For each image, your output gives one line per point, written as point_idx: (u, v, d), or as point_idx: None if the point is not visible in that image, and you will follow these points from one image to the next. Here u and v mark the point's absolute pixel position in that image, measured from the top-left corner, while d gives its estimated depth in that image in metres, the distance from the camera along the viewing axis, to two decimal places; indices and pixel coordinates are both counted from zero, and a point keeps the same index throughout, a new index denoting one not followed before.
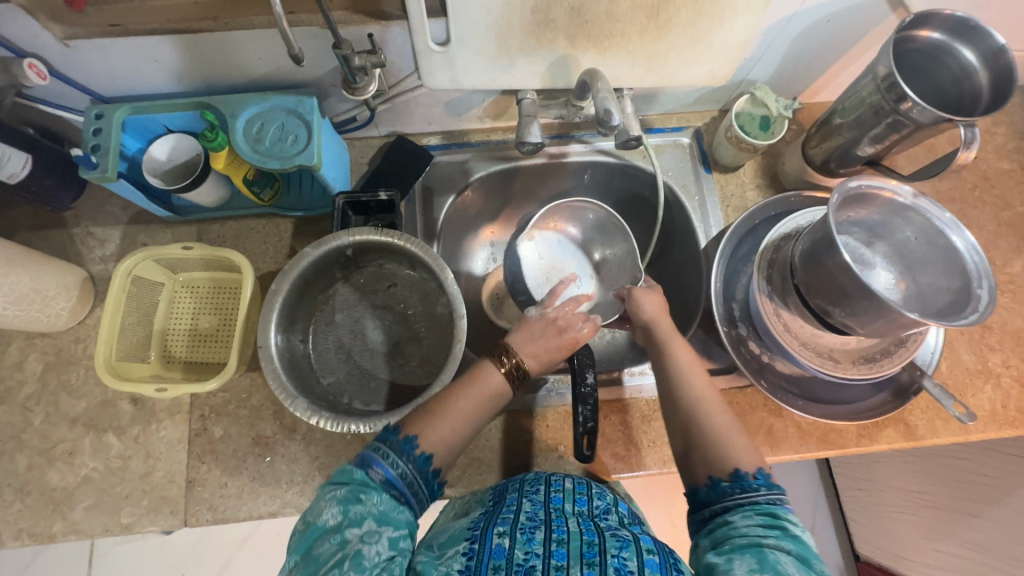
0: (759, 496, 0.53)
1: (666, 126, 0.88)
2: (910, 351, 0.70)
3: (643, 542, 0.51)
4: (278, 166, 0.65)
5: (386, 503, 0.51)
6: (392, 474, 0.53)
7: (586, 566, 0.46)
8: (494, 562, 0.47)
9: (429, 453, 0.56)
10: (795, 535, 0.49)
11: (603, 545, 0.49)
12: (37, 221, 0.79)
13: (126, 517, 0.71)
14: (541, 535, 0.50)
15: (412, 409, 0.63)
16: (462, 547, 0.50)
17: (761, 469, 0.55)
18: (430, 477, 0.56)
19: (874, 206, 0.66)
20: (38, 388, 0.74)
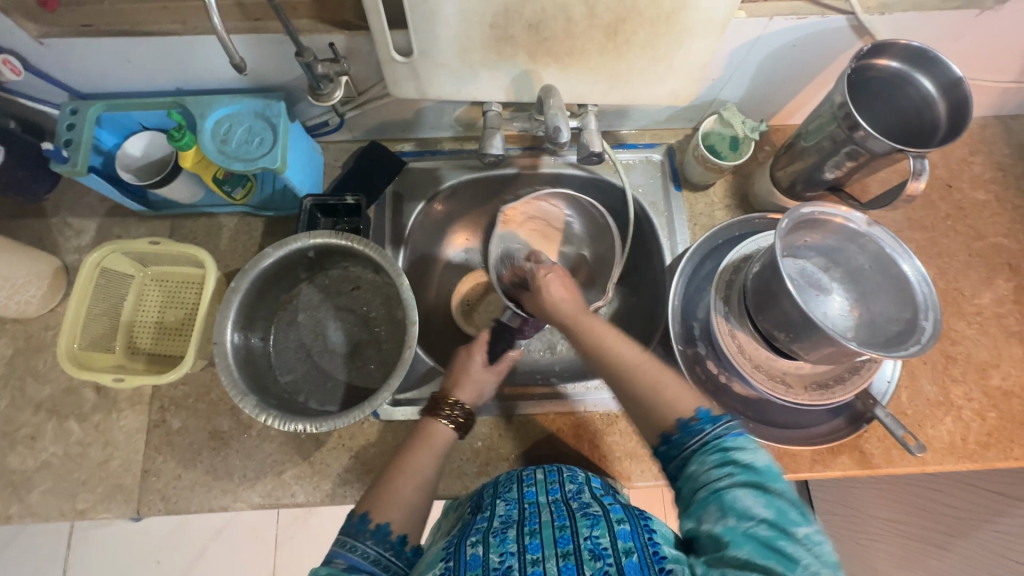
0: (708, 435, 0.51)
1: (638, 142, 0.89)
2: (864, 378, 0.69)
3: (613, 514, 0.52)
4: (241, 168, 0.67)
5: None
6: (355, 557, 0.52)
7: (563, 559, 0.46)
8: (471, 571, 0.46)
9: (386, 522, 0.55)
10: (747, 462, 0.48)
11: (575, 529, 0.50)
12: (16, 210, 0.81)
13: (81, 503, 0.72)
14: (513, 534, 0.50)
15: (359, 413, 0.64)
16: (439, 567, 0.49)
17: (699, 409, 0.54)
18: (397, 544, 0.54)
19: (829, 231, 0.65)
20: (6, 372, 0.77)
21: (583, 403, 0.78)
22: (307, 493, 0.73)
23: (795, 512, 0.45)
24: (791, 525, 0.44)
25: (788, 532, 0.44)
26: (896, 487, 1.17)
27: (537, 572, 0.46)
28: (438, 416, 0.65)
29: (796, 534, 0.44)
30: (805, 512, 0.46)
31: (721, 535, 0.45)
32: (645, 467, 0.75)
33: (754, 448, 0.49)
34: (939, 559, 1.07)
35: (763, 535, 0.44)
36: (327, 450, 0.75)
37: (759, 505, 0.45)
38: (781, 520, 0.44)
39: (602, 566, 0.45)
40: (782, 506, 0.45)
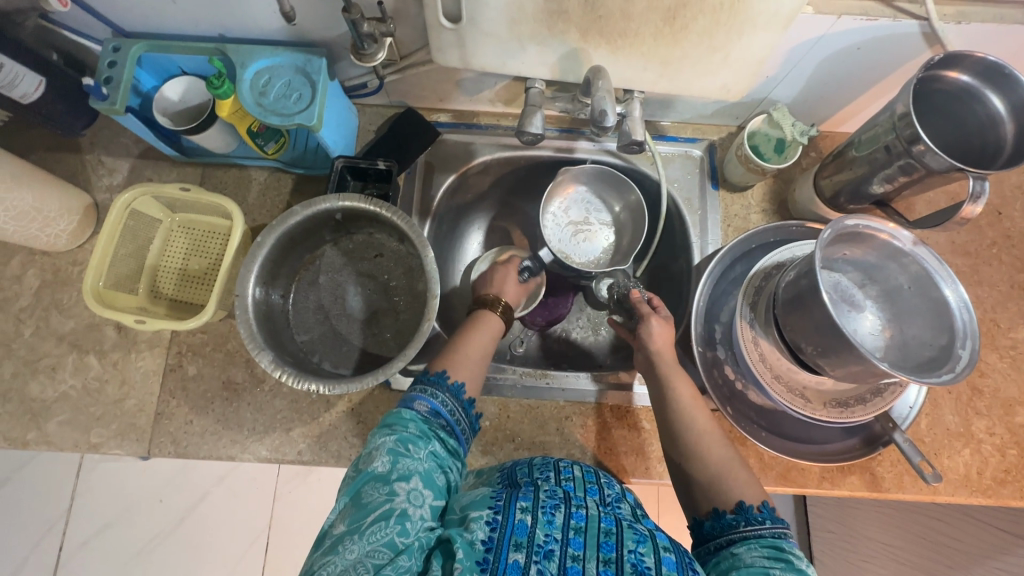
0: (764, 529, 0.53)
1: (680, 135, 0.86)
2: (886, 402, 0.68)
3: (660, 539, 0.51)
4: (278, 123, 0.66)
5: (430, 459, 0.53)
6: (436, 403, 0.58)
7: (603, 563, 0.47)
8: (516, 539, 0.48)
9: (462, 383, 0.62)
10: (800, 568, 0.49)
11: (620, 538, 0.49)
12: (52, 142, 0.82)
13: (95, 437, 0.74)
14: (560, 519, 0.50)
15: (373, 379, 0.64)
16: (485, 513, 0.50)
17: (764, 502, 0.55)
18: (467, 406, 0.62)
19: (870, 247, 0.63)
20: (32, 302, 0.78)
21: (594, 395, 0.77)
22: (314, 452, 0.74)
23: None
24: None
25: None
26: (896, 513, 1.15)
27: (574, 569, 0.46)
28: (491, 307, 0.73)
29: None
30: None
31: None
32: (650, 465, 0.74)
33: (807, 560, 0.51)
34: None
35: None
36: (336, 412, 0.75)
37: None
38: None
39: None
40: None
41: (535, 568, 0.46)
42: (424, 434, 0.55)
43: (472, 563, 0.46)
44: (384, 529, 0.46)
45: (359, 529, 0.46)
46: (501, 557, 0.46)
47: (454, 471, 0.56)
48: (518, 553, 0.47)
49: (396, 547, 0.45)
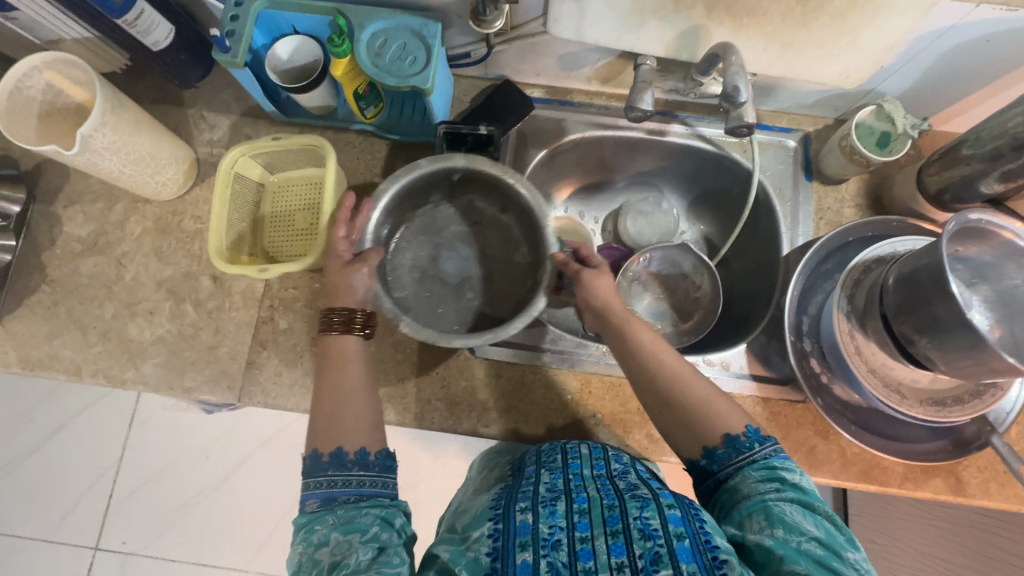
0: (755, 454, 0.56)
1: (774, 124, 0.85)
2: (986, 404, 0.66)
3: (663, 498, 0.52)
4: (393, 84, 0.67)
5: (347, 512, 0.52)
6: (319, 492, 0.54)
7: (611, 537, 0.48)
8: (520, 539, 0.48)
9: (340, 449, 0.56)
10: (793, 483, 0.54)
11: (624, 509, 0.51)
12: (157, 95, 0.84)
13: (189, 380, 0.77)
14: (563, 508, 0.51)
15: (492, 336, 0.65)
16: (487, 527, 0.51)
17: (750, 426, 0.58)
18: (361, 458, 0.56)
19: (989, 244, 0.62)
20: (134, 247, 0.80)
21: None
22: (397, 412, 0.75)
23: (842, 537, 0.50)
24: (841, 549, 0.49)
25: (838, 553, 0.48)
26: (950, 527, 1.13)
27: (585, 550, 0.48)
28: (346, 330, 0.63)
29: (844, 555, 0.48)
30: (849, 539, 0.51)
31: (771, 547, 0.49)
32: None
33: (798, 472, 0.55)
34: None
35: (815, 552, 0.48)
36: (421, 375, 0.76)
37: (809, 524, 0.50)
38: (830, 541, 0.49)
39: (652, 547, 0.47)
40: (830, 530, 0.50)
41: (544, 561, 0.47)
42: (325, 512, 0.53)
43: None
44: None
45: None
46: (509, 560, 0.47)
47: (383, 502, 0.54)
48: (525, 553, 0.47)
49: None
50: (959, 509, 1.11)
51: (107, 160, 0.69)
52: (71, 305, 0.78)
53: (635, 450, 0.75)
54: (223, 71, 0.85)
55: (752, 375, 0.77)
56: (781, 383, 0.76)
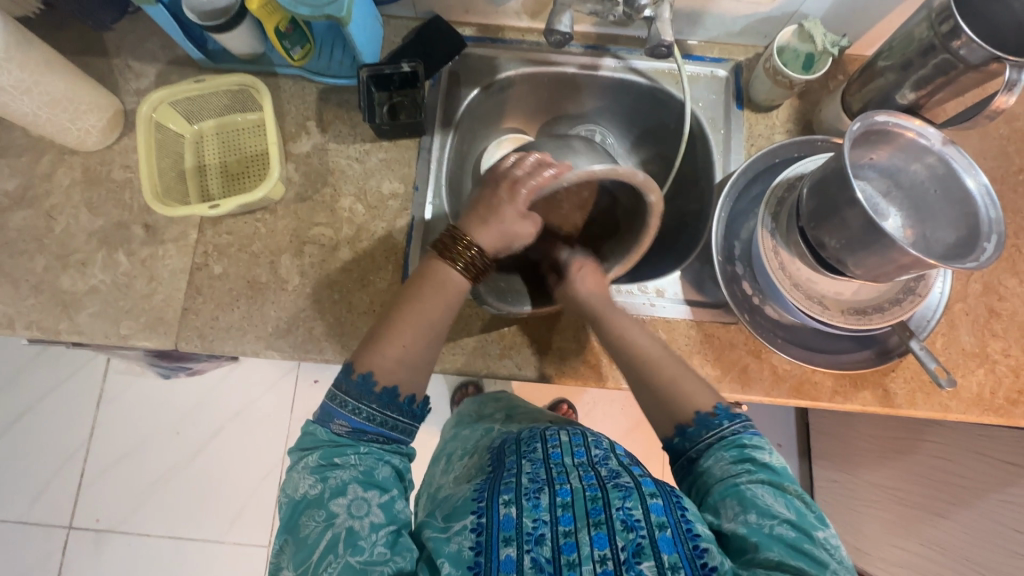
0: (724, 432, 0.56)
1: (706, 55, 0.85)
2: (905, 310, 0.68)
3: (645, 486, 0.51)
4: (308, 14, 0.66)
5: (366, 459, 0.55)
6: (357, 419, 0.56)
7: (594, 528, 0.47)
8: (504, 534, 0.47)
9: (392, 385, 0.57)
10: (765, 463, 0.53)
11: (607, 499, 0.49)
12: (80, 46, 0.82)
13: (125, 329, 0.76)
14: (546, 500, 0.49)
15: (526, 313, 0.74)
16: (469, 521, 0.50)
17: (718, 405, 0.58)
18: (403, 403, 0.58)
19: (896, 148, 0.62)
20: (63, 200, 0.79)
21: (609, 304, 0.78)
22: (335, 350, 0.76)
23: (813, 515, 0.51)
24: (813, 529, 0.49)
25: (809, 534, 0.49)
26: (901, 457, 1.16)
27: (568, 545, 0.46)
28: (451, 257, 0.63)
29: (815, 536, 0.49)
30: (820, 518, 0.51)
31: (745, 534, 0.49)
32: None
33: (768, 450, 0.55)
34: (935, 526, 1.06)
35: (787, 535, 0.48)
36: (358, 313, 0.76)
37: (781, 505, 0.50)
38: (801, 522, 0.49)
39: (634, 538, 0.46)
40: (801, 510, 0.51)
41: (527, 557, 0.46)
42: (350, 444, 0.56)
43: (462, 572, 0.46)
44: (334, 563, 0.48)
45: (309, 567, 0.49)
46: (492, 556, 0.46)
47: (399, 458, 0.58)
48: (509, 548, 0.46)
49: (356, 571, 0.48)
50: (908, 438, 1.14)
51: (18, 100, 0.68)
52: (1, 260, 0.77)
53: (572, 377, 0.76)
54: (147, 19, 0.83)
55: (686, 300, 0.78)
56: (713, 307, 0.77)
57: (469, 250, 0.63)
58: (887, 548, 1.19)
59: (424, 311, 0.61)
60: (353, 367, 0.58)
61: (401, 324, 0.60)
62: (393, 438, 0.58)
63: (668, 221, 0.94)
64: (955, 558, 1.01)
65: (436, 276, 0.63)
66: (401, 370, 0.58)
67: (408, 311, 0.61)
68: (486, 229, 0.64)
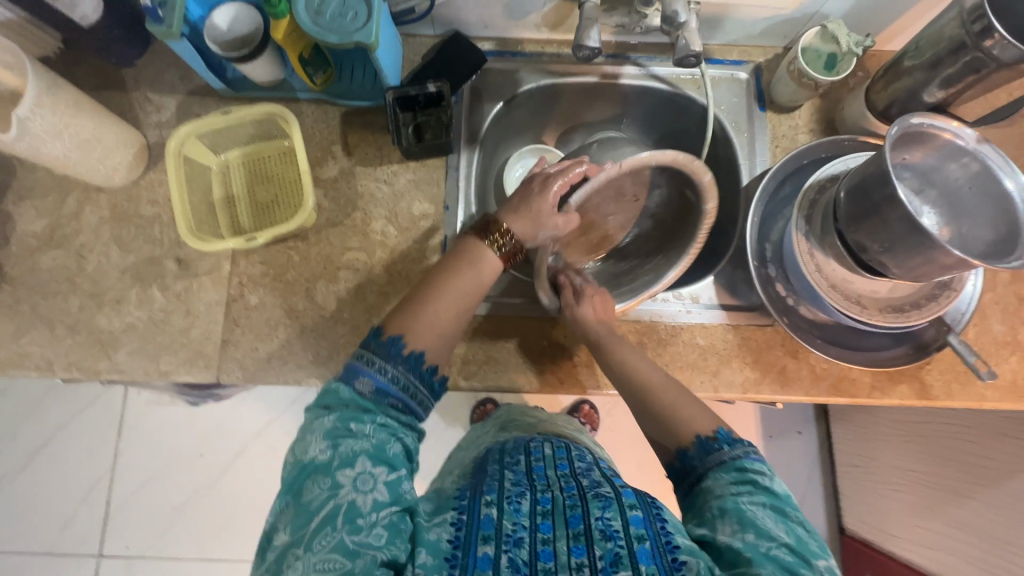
0: (725, 455, 0.55)
1: (726, 58, 0.85)
2: (941, 306, 0.69)
3: (625, 498, 0.52)
4: (336, 42, 0.66)
5: (381, 432, 0.53)
6: (381, 380, 0.56)
7: (573, 539, 0.47)
8: (483, 532, 0.47)
9: (419, 351, 0.59)
10: (765, 486, 0.52)
11: (586, 509, 0.50)
12: (98, 81, 0.81)
13: (165, 364, 0.76)
14: (527, 506, 0.50)
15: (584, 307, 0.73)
16: (450, 515, 0.51)
17: (720, 428, 0.58)
18: (426, 373, 0.59)
19: (932, 148, 0.64)
20: (92, 238, 0.79)
21: (648, 313, 0.78)
22: None
23: (813, 544, 0.49)
24: (813, 557, 0.47)
25: (807, 560, 0.47)
26: (925, 440, 1.18)
27: (546, 552, 0.47)
28: (482, 238, 0.66)
29: (814, 564, 0.47)
30: (822, 545, 0.49)
31: (740, 548, 0.47)
32: (704, 379, 0.75)
33: (769, 475, 0.53)
34: (962, 507, 1.08)
35: (784, 558, 0.46)
36: None
37: (780, 531, 0.49)
38: (801, 548, 0.48)
39: (612, 548, 0.46)
40: (802, 537, 0.49)
41: (504, 556, 0.46)
42: (370, 409, 0.54)
43: (439, 562, 0.46)
44: (329, 537, 0.46)
45: (305, 535, 0.46)
46: (469, 552, 0.46)
47: (411, 436, 0.56)
48: (487, 546, 0.46)
49: (349, 550, 0.45)
50: (932, 421, 1.16)
51: (50, 144, 0.68)
52: (34, 302, 0.77)
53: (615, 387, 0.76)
54: (164, 50, 0.82)
55: (721, 304, 0.79)
56: (749, 310, 0.78)
57: (506, 236, 0.67)
58: (916, 530, 1.21)
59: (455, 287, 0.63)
60: (384, 330, 0.59)
61: (431, 296, 0.62)
62: (409, 411, 0.57)
63: None
64: (987, 538, 1.03)
65: (469, 251, 0.66)
66: (430, 338, 0.60)
67: (442, 283, 0.63)
68: (517, 217, 0.68)
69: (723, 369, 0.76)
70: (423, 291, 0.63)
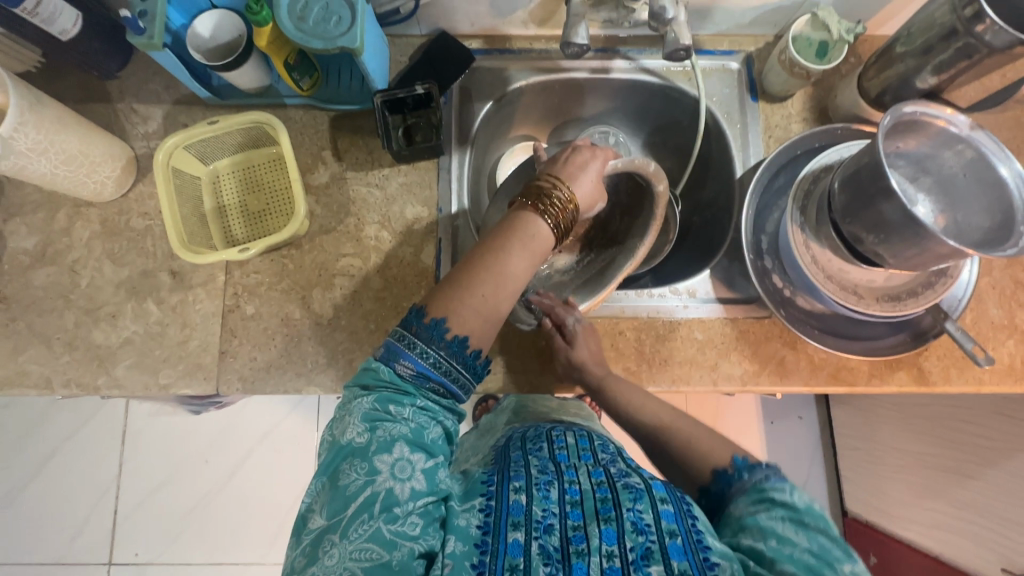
0: (746, 484, 0.56)
1: (717, 48, 0.84)
2: (937, 293, 0.69)
3: (656, 490, 0.52)
4: (321, 48, 0.65)
5: (420, 415, 0.53)
6: (422, 364, 0.54)
7: (603, 523, 0.48)
8: (512, 519, 0.47)
9: (463, 336, 0.55)
10: (784, 500, 0.52)
11: (617, 500, 0.50)
12: (82, 94, 0.80)
13: (164, 378, 0.76)
14: (556, 494, 0.50)
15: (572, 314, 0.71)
16: (479, 500, 0.50)
17: (738, 457, 0.59)
18: (469, 360, 0.56)
19: (925, 135, 0.63)
20: (84, 253, 0.78)
21: (644, 310, 0.78)
22: None
23: (836, 548, 0.48)
24: (836, 561, 0.47)
25: (831, 565, 0.46)
26: (925, 423, 1.18)
27: (578, 537, 0.47)
28: (537, 210, 0.58)
29: (838, 567, 0.46)
30: (846, 550, 0.48)
31: (765, 551, 0.48)
32: (703, 373, 0.76)
33: (791, 488, 0.53)
34: (967, 489, 1.09)
35: (808, 561, 0.47)
36: None
37: (800, 538, 0.48)
38: (822, 554, 0.47)
39: (644, 541, 0.46)
40: (825, 542, 0.48)
41: (535, 544, 0.46)
42: (409, 392, 0.54)
43: (469, 547, 0.46)
44: (366, 524, 0.46)
45: (341, 521, 0.47)
46: (499, 537, 0.46)
47: (450, 419, 0.57)
48: (517, 532, 0.47)
49: (386, 540, 0.46)
50: (931, 404, 1.17)
51: (36, 162, 0.68)
52: (29, 319, 0.77)
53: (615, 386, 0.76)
54: (147, 59, 0.81)
55: (718, 298, 0.79)
56: (746, 303, 0.78)
57: (563, 205, 0.59)
58: (918, 511, 1.22)
59: (509, 270, 0.57)
60: (427, 311, 0.56)
61: (479, 276, 0.56)
62: (451, 395, 0.56)
63: (688, 217, 0.94)
64: (988, 518, 1.04)
65: (524, 226, 0.58)
66: (478, 323, 0.56)
67: (490, 261, 0.57)
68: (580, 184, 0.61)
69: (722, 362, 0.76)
70: (464, 270, 0.57)
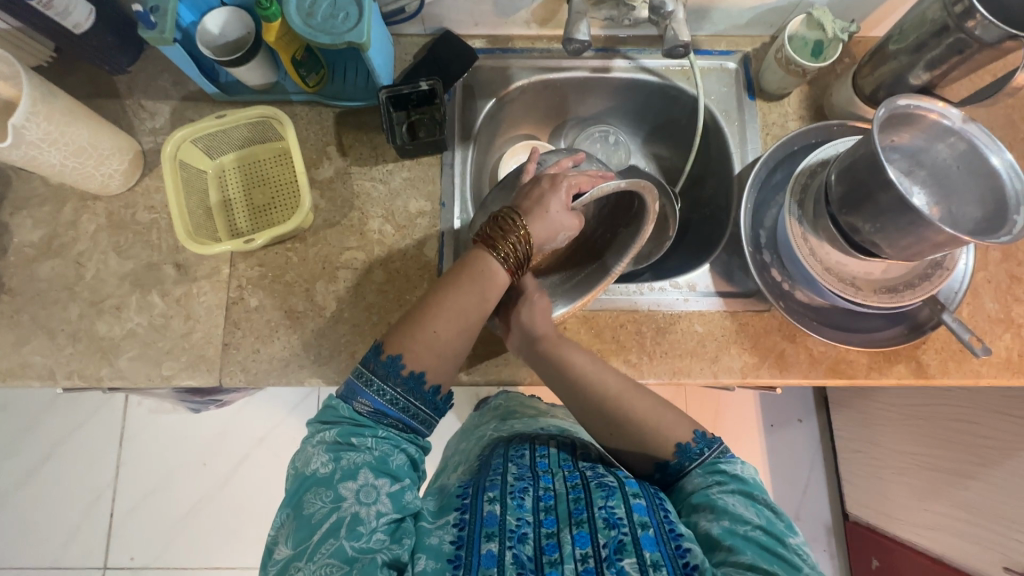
0: (706, 455, 0.58)
1: (714, 48, 0.86)
2: (934, 285, 0.71)
3: (629, 487, 0.52)
4: (329, 42, 0.66)
5: (382, 444, 0.54)
6: (379, 400, 0.55)
7: (576, 528, 0.47)
8: (487, 530, 0.47)
9: (419, 371, 0.56)
10: (733, 474, 0.55)
11: (589, 499, 0.50)
12: (91, 90, 0.82)
13: (167, 369, 0.76)
14: (530, 502, 0.50)
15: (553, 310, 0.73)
16: (453, 516, 0.50)
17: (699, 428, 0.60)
18: (429, 395, 0.57)
19: (919, 129, 0.65)
20: (90, 245, 0.79)
21: (645, 302, 0.78)
22: None
23: (782, 524, 0.51)
24: (783, 535, 0.50)
25: (780, 540, 0.49)
26: (924, 422, 1.18)
27: (551, 544, 0.46)
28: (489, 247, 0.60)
29: (787, 542, 0.49)
30: (789, 526, 0.51)
31: (717, 535, 0.49)
32: (704, 366, 0.76)
33: (740, 465, 0.57)
34: (966, 488, 1.09)
35: (759, 538, 0.48)
36: None
37: (751, 513, 0.51)
38: (771, 528, 0.50)
39: (616, 536, 0.46)
40: (771, 518, 0.51)
41: (509, 553, 0.45)
42: (369, 425, 0.55)
43: (443, 563, 0.45)
44: (331, 543, 0.46)
45: (306, 548, 0.47)
46: (473, 549, 0.46)
47: (415, 449, 0.57)
48: (490, 543, 0.46)
49: (348, 555, 0.45)
50: (930, 404, 1.17)
51: (46, 153, 0.69)
52: (33, 312, 0.77)
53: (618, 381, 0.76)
54: (156, 56, 0.83)
55: (718, 292, 0.79)
56: (746, 296, 0.79)
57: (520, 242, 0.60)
58: (919, 512, 1.22)
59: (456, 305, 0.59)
60: (383, 347, 0.57)
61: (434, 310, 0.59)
62: (411, 429, 0.57)
63: (687, 215, 0.95)
64: (988, 516, 1.04)
65: (476, 263, 0.60)
66: (431, 358, 0.57)
67: (442, 297, 0.59)
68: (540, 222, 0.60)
69: (722, 355, 0.76)
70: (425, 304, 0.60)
